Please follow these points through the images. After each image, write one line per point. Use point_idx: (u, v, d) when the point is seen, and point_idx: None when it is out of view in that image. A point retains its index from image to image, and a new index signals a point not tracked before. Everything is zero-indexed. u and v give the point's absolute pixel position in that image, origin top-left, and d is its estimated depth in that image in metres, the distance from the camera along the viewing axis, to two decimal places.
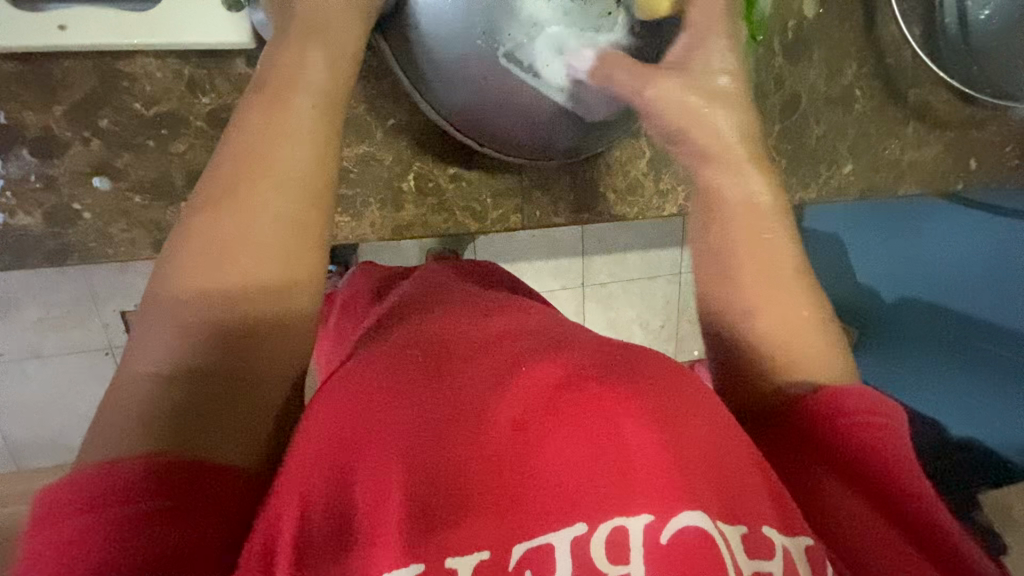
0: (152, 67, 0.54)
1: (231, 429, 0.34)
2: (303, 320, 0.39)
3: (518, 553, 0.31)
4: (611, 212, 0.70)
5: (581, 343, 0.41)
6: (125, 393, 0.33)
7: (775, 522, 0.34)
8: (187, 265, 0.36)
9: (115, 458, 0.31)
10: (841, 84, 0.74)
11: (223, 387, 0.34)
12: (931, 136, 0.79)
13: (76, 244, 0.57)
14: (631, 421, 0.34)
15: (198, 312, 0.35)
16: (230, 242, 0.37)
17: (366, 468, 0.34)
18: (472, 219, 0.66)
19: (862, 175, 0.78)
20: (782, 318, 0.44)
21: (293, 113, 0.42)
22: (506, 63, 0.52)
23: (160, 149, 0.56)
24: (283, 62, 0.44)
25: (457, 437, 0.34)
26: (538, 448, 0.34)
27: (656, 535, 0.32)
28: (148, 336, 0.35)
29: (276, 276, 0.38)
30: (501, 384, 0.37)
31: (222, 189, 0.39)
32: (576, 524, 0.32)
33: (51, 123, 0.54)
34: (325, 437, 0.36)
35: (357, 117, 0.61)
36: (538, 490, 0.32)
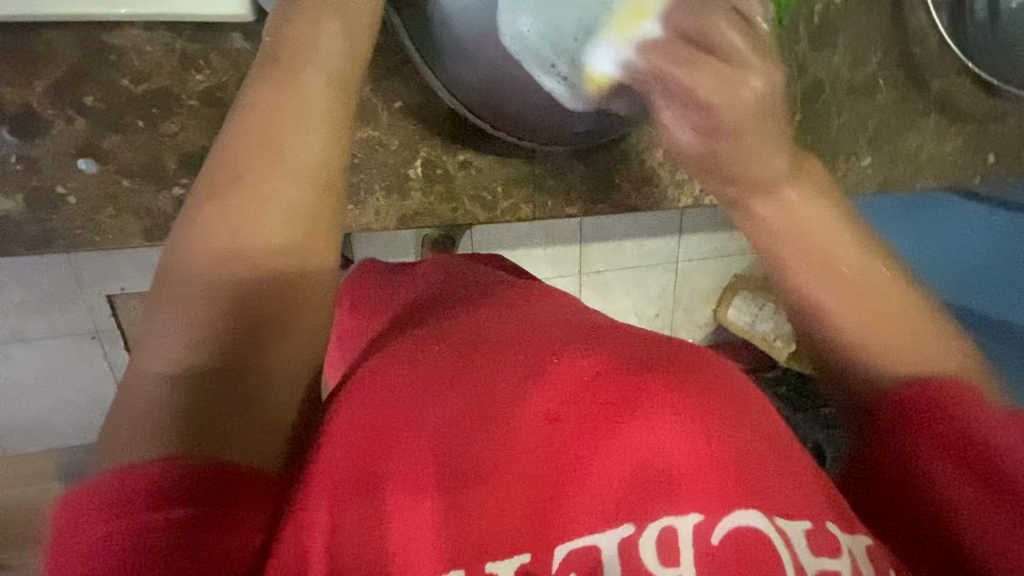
0: (142, 41, 0.50)
1: (254, 434, 0.31)
2: (320, 314, 0.36)
3: (558, 555, 0.30)
4: (625, 203, 0.67)
5: (614, 336, 0.38)
6: (133, 393, 0.29)
7: (832, 515, 0.33)
8: (197, 249, 0.33)
9: (132, 463, 0.27)
10: (865, 73, 0.71)
11: (239, 388, 0.31)
12: (951, 129, 0.77)
13: (60, 230, 0.53)
14: (674, 417, 0.33)
15: (209, 307, 0.31)
16: (243, 229, 0.34)
17: (403, 465, 0.31)
18: (481, 208, 0.63)
19: (880, 167, 0.76)
20: (865, 307, 0.38)
21: (306, 88, 0.38)
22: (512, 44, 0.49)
23: (152, 129, 0.52)
24: (295, 31, 0.41)
25: (495, 433, 0.32)
26: (570, 444, 0.32)
27: (708, 536, 0.31)
28: (155, 333, 0.31)
29: (297, 263, 0.35)
30: (539, 374, 0.34)
31: (228, 171, 0.35)
32: (621, 525, 0.31)
33: (32, 99, 0.49)
34: (348, 423, 0.32)
35: (362, 99, 0.57)
36: (574, 488, 0.31)
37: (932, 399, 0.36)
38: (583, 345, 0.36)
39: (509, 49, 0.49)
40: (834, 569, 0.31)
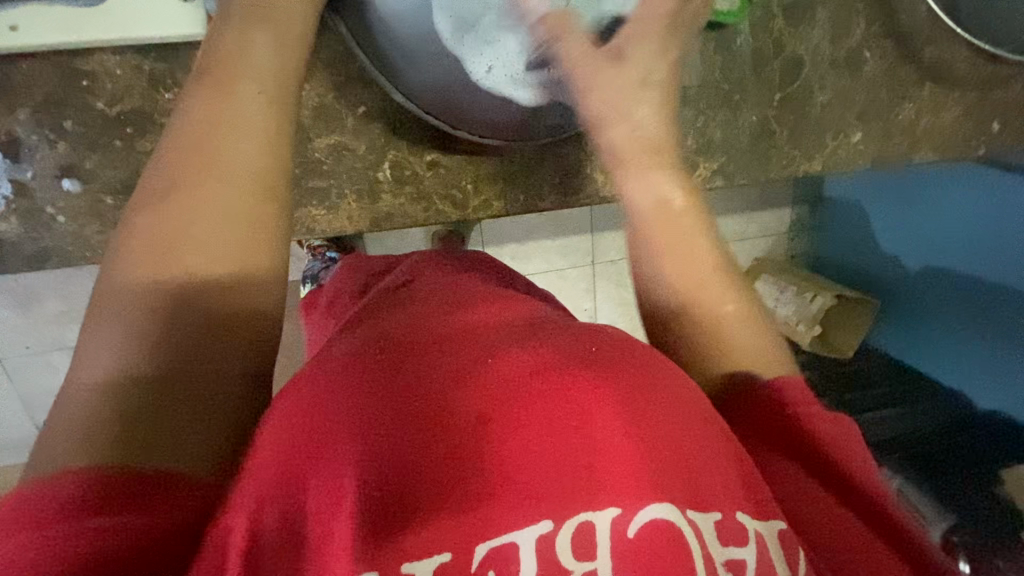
0: (111, 64, 0.53)
1: (186, 434, 0.33)
2: (257, 313, 0.38)
3: (479, 553, 0.29)
4: (599, 193, 0.67)
5: (553, 332, 0.39)
6: (73, 401, 0.32)
7: (747, 508, 0.34)
8: (136, 267, 0.36)
9: (61, 473, 0.29)
10: (848, 45, 0.69)
11: (175, 392, 0.33)
12: (948, 97, 0.73)
13: (54, 247, 0.56)
14: (602, 414, 0.33)
15: (145, 313, 0.34)
16: (178, 238, 0.37)
17: (324, 468, 0.32)
18: (453, 208, 0.64)
19: (872, 143, 0.72)
20: (710, 295, 0.44)
21: (239, 100, 0.40)
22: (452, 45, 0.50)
23: (128, 148, 0.55)
24: (226, 46, 0.43)
25: (420, 438, 0.32)
26: (495, 442, 0.32)
27: (623, 530, 0.31)
28: (95, 341, 0.34)
29: (233, 271, 0.38)
30: (469, 376, 0.34)
31: (166, 184, 0.38)
32: (541, 522, 0.30)
33: (16, 126, 0.53)
34: (286, 433, 0.34)
35: (325, 105, 0.58)
36: (497, 485, 0.31)
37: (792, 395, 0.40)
38: (522, 345, 0.36)
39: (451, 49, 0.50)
40: (740, 558, 0.32)
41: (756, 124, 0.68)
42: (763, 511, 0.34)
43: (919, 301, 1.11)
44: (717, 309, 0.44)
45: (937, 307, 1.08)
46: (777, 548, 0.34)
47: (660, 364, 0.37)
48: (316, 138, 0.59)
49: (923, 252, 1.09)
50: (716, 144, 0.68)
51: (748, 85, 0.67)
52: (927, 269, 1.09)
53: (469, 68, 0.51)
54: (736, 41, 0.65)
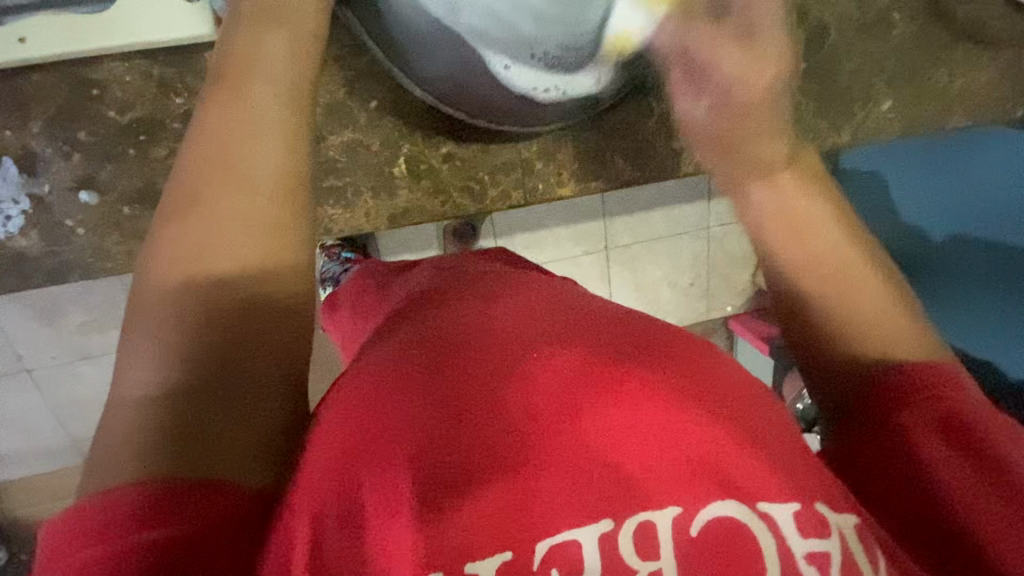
0: (120, 71, 0.52)
1: (233, 444, 0.32)
2: (292, 317, 0.37)
3: (540, 551, 0.29)
4: (620, 177, 0.65)
5: (598, 323, 0.37)
6: (113, 418, 0.32)
7: (822, 497, 0.31)
8: (167, 277, 0.35)
9: (114, 487, 0.29)
10: (876, 8, 0.65)
11: (214, 403, 0.32)
12: (984, 59, 0.70)
13: (74, 260, 0.56)
14: (655, 399, 0.32)
15: (177, 327, 0.33)
16: (204, 247, 0.36)
17: (377, 470, 0.31)
18: (470, 200, 0.62)
19: (903, 110, 0.69)
20: (840, 268, 0.39)
21: (255, 102, 0.39)
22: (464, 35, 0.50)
23: (142, 156, 0.54)
24: (239, 47, 0.41)
25: (471, 436, 0.31)
26: (549, 436, 0.31)
27: (686, 529, 0.29)
28: (129, 358, 0.33)
29: (263, 274, 0.37)
30: (514, 374, 0.33)
31: (190, 195, 0.37)
32: (602, 517, 0.29)
33: (30, 140, 0.52)
34: (333, 439, 0.33)
35: (337, 102, 0.57)
36: (551, 478, 0.30)
37: (929, 377, 0.35)
38: (570, 341, 0.35)
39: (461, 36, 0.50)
40: (823, 550, 0.30)
41: (780, 97, 0.66)
42: (836, 501, 0.31)
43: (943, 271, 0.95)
44: (847, 279, 0.39)
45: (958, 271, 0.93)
46: (856, 542, 0.30)
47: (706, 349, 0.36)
48: (330, 136, 0.58)
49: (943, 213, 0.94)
50: None
51: None
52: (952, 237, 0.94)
53: (487, 59, 0.52)
54: None
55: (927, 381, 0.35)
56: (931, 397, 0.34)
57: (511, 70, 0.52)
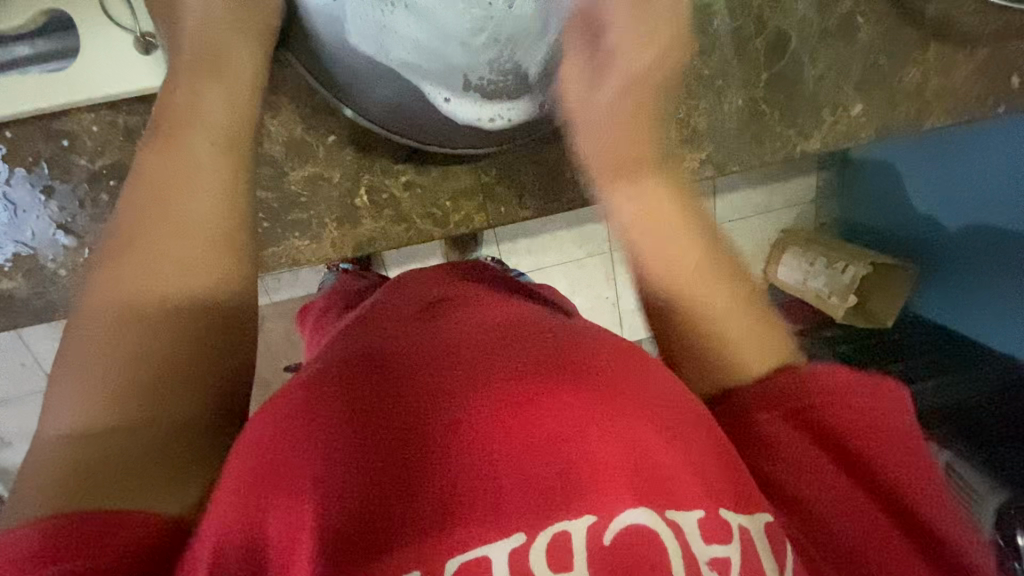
0: (88, 122, 0.54)
1: (150, 479, 0.33)
2: (222, 355, 0.40)
3: (450, 570, 0.28)
4: (583, 197, 0.65)
5: (532, 334, 0.38)
6: (35, 456, 0.34)
7: (729, 502, 0.32)
8: (97, 320, 0.37)
9: (19, 523, 0.30)
10: (838, 13, 0.64)
11: (139, 437, 0.34)
12: (957, 56, 0.68)
13: (59, 300, 0.59)
14: (570, 413, 0.32)
15: (102, 370, 0.35)
16: (134, 291, 0.38)
17: (289, 491, 0.30)
18: (435, 226, 0.64)
19: (875, 113, 0.68)
20: (682, 276, 0.44)
21: (189, 154, 0.41)
22: (399, 70, 0.48)
23: (114, 201, 0.57)
24: (176, 100, 0.43)
25: (387, 461, 0.30)
26: (464, 457, 0.30)
27: (599, 535, 0.29)
28: (56, 399, 0.35)
29: (190, 313, 0.39)
30: (439, 388, 0.33)
31: (124, 241, 0.40)
32: (513, 534, 0.29)
33: (9, 191, 0.55)
34: (245, 459, 0.33)
35: (297, 138, 0.59)
36: (467, 501, 0.29)
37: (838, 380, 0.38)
38: (496, 355, 0.35)
39: (395, 69, 0.48)
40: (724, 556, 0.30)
41: (743, 108, 0.65)
42: (750, 505, 0.32)
43: (965, 263, 0.94)
44: (701, 292, 0.43)
45: (978, 263, 0.92)
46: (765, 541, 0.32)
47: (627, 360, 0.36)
48: (292, 171, 0.59)
49: (960, 206, 0.92)
50: (703, 133, 0.64)
51: (730, 67, 0.63)
52: (970, 228, 0.92)
53: (426, 91, 0.50)
54: (713, 24, 0.62)
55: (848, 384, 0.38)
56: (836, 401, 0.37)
57: (455, 99, 0.50)
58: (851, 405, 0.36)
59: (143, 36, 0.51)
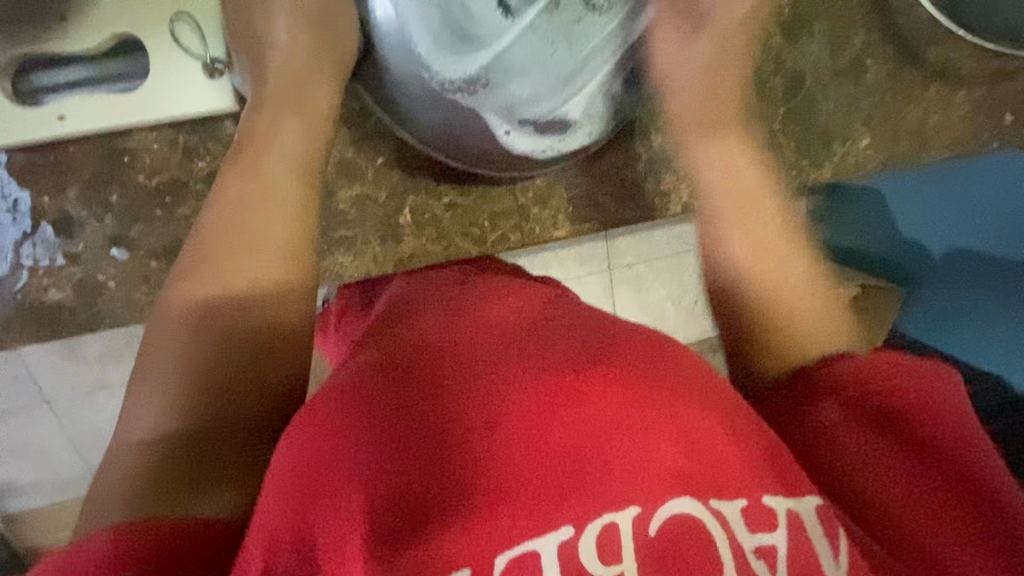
0: (149, 140, 0.57)
1: (225, 482, 0.35)
2: (293, 367, 0.41)
3: (501, 566, 0.29)
4: (613, 220, 0.68)
5: (567, 331, 0.39)
6: (118, 462, 0.35)
7: (778, 486, 0.33)
8: (178, 330, 0.39)
9: (108, 525, 0.32)
10: (848, 55, 0.70)
11: (216, 446, 0.36)
12: (956, 95, 0.73)
13: (106, 311, 0.60)
14: (616, 409, 0.33)
15: (185, 380, 0.37)
16: (215, 303, 0.40)
17: (336, 491, 0.32)
18: (472, 244, 0.66)
19: (881, 147, 0.73)
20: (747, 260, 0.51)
21: (267, 175, 0.44)
22: (450, 94, 0.48)
23: (168, 216, 0.59)
24: (258, 125, 0.46)
25: (434, 461, 0.32)
26: (508, 453, 0.31)
27: (645, 528, 0.30)
28: (138, 407, 0.37)
29: (263, 326, 0.40)
30: (476, 384, 0.35)
31: (202, 255, 0.42)
32: (560, 528, 0.30)
33: (67, 205, 0.57)
34: (293, 459, 0.34)
35: (347, 160, 0.62)
36: (509, 494, 0.30)
37: (881, 371, 0.41)
38: (532, 351, 0.37)
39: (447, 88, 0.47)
40: (771, 545, 0.32)
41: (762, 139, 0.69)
42: (795, 488, 0.34)
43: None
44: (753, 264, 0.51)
45: None
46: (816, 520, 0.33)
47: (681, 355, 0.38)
48: (340, 191, 0.62)
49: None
50: None
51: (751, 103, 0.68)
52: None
53: (488, 123, 0.50)
54: None
55: (889, 375, 0.41)
56: (878, 389, 0.40)
57: (514, 132, 0.51)
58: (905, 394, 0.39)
59: (211, 63, 0.54)
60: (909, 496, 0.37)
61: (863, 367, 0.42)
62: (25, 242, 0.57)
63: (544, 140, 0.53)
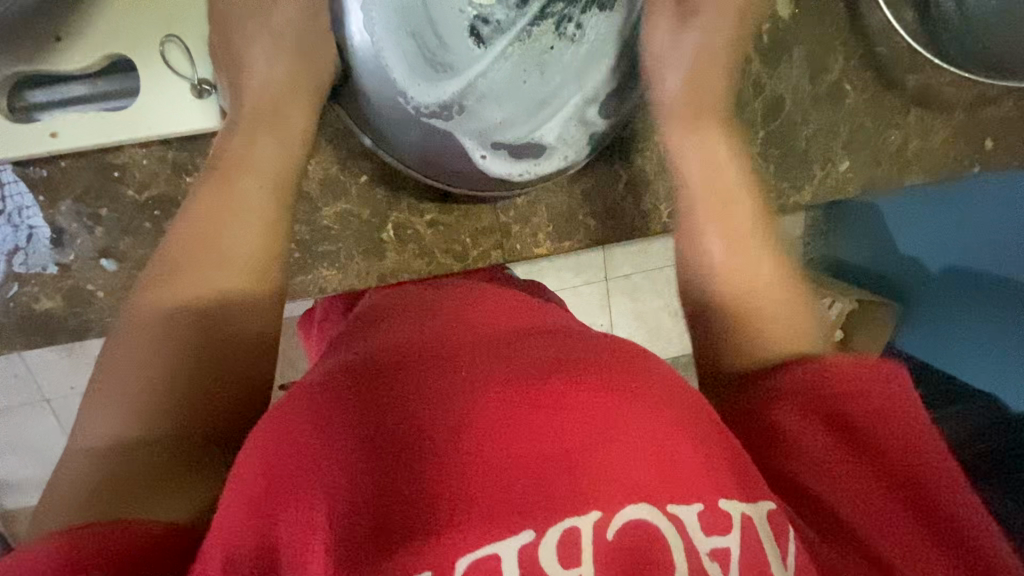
0: (139, 156, 0.58)
1: (174, 489, 0.36)
2: (252, 380, 0.43)
3: (462, 569, 0.30)
4: (593, 238, 0.70)
5: (528, 343, 0.41)
6: (71, 468, 0.36)
7: (734, 490, 0.35)
8: (136, 342, 0.40)
9: (49, 532, 0.32)
10: (828, 80, 0.71)
11: (178, 452, 0.38)
12: (936, 120, 0.74)
13: (95, 320, 0.62)
14: (570, 418, 0.35)
15: (138, 391, 0.38)
16: (177, 317, 0.41)
17: (304, 496, 0.33)
18: (454, 259, 0.68)
19: (861, 171, 0.74)
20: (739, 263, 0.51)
21: (238, 194, 0.46)
22: (428, 120, 0.50)
23: (156, 229, 0.60)
24: (234, 146, 0.48)
25: (399, 465, 0.33)
26: (470, 457, 0.33)
27: (604, 532, 0.32)
28: (94, 415, 0.38)
29: (226, 341, 0.41)
30: (439, 393, 0.36)
31: (168, 269, 0.43)
32: (520, 532, 0.31)
33: (58, 217, 0.59)
34: (260, 468, 0.36)
35: (332, 177, 0.63)
36: (470, 498, 0.32)
37: (839, 371, 0.42)
38: (492, 360, 0.39)
39: (425, 112, 0.49)
40: (724, 547, 0.33)
41: (741, 161, 0.70)
42: (751, 491, 0.35)
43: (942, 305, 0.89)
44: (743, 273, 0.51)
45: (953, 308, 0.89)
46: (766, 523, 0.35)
47: (632, 367, 0.39)
48: (325, 208, 0.64)
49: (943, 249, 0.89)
50: None
51: None
52: (952, 271, 0.89)
53: (465, 147, 0.52)
54: None
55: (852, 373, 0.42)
56: (837, 393, 0.41)
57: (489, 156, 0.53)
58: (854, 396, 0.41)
59: (198, 84, 0.56)
60: (855, 496, 0.38)
61: (828, 368, 0.42)
62: (18, 252, 0.59)
63: (513, 163, 0.54)
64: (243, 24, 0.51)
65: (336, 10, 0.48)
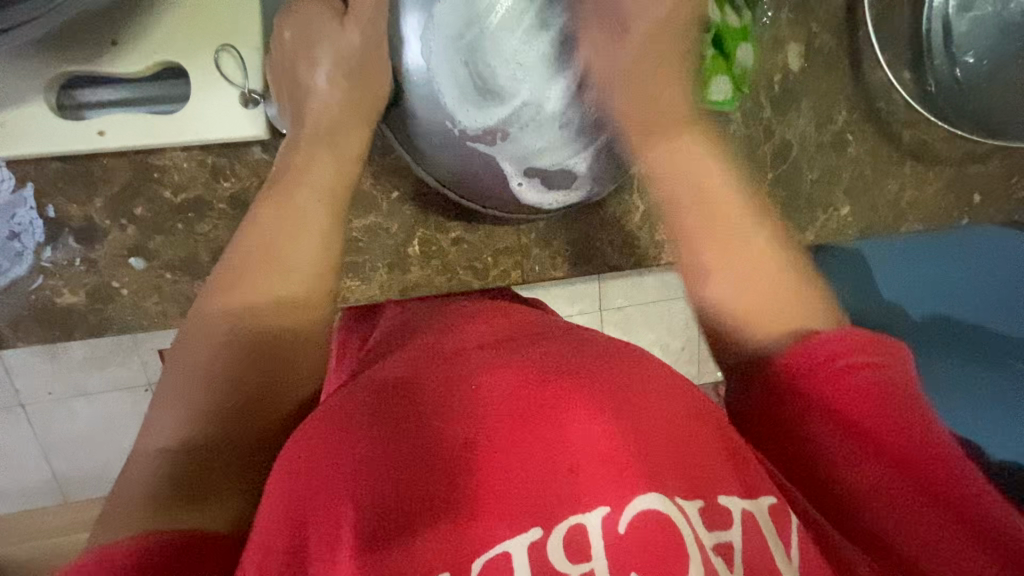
0: (179, 160, 0.60)
1: (233, 486, 0.37)
2: (306, 382, 0.43)
3: (476, 568, 0.32)
4: (608, 263, 0.73)
5: (541, 348, 0.42)
6: (137, 468, 0.36)
7: (737, 488, 0.36)
8: (202, 343, 0.41)
9: (119, 539, 0.32)
10: (832, 130, 0.76)
11: (238, 450, 0.38)
12: (929, 173, 0.80)
13: (115, 317, 0.62)
14: (580, 423, 0.36)
15: (203, 390, 0.39)
16: (242, 320, 0.42)
17: (328, 489, 0.34)
18: (474, 277, 0.70)
19: (860, 216, 0.79)
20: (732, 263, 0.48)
21: (300, 205, 0.48)
22: (469, 143, 0.53)
23: (188, 231, 0.62)
24: (295, 161, 0.51)
25: (418, 462, 0.34)
26: (486, 458, 0.34)
27: (613, 525, 0.33)
28: (160, 415, 0.38)
29: (285, 343, 0.43)
30: (456, 395, 0.37)
31: (232, 275, 0.44)
32: (530, 530, 0.33)
33: (93, 213, 0.60)
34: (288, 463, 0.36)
35: (365, 191, 0.65)
36: (485, 496, 0.33)
37: (824, 355, 0.41)
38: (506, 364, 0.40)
39: (468, 132, 0.52)
40: (727, 541, 0.35)
41: None
42: (751, 490, 0.37)
43: None
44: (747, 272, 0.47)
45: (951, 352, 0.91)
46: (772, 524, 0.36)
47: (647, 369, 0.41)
48: (356, 220, 0.66)
49: None
50: None
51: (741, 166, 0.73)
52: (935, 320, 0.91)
53: (504, 172, 0.55)
54: (730, 127, 0.72)
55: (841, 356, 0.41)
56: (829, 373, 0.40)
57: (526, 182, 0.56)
58: (848, 379, 0.40)
59: (247, 93, 0.58)
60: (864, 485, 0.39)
61: (817, 348, 0.41)
62: (45, 246, 0.60)
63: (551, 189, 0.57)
64: (299, 44, 0.54)
65: (395, 37, 0.52)
